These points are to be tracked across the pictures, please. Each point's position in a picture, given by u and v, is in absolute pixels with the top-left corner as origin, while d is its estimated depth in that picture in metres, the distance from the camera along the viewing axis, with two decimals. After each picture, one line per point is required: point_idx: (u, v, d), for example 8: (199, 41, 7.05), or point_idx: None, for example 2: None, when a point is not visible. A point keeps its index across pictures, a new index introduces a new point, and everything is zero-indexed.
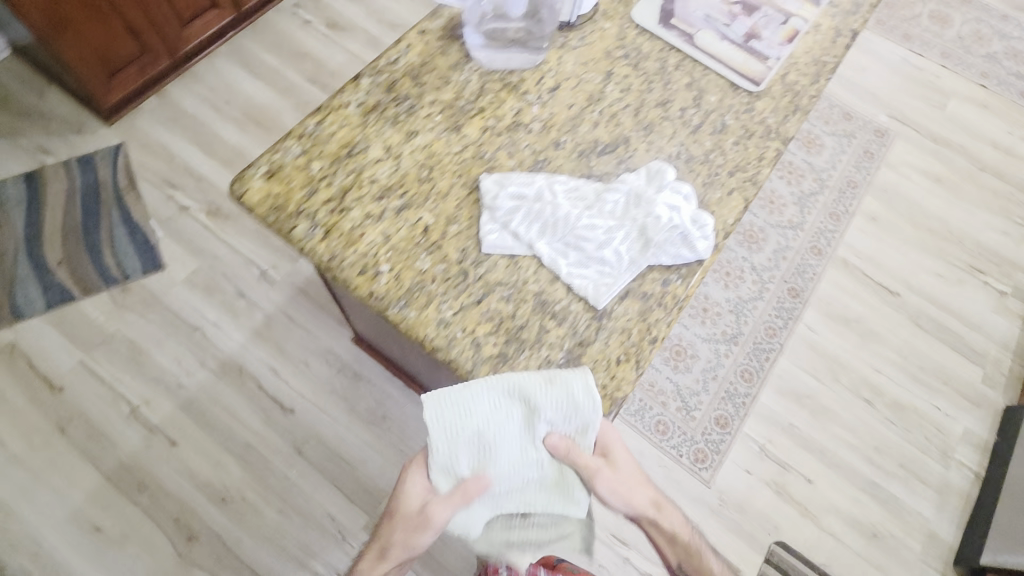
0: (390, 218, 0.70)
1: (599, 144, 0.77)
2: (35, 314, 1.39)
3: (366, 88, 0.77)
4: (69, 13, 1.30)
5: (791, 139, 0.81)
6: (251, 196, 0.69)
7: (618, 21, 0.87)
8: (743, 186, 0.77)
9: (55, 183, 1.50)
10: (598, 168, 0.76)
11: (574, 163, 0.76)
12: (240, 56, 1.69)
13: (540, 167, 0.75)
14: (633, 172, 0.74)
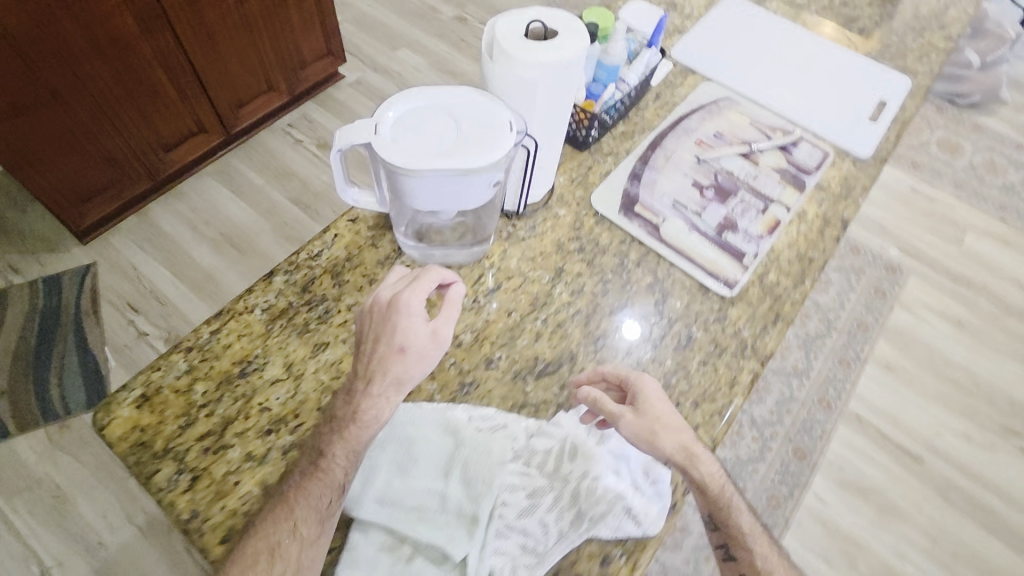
0: (275, 460, 0.58)
1: (539, 362, 0.66)
2: None
3: (277, 288, 0.68)
4: (40, 149, 1.28)
5: (770, 359, 0.69)
6: (115, 428, 0.58)
7: (576, 208, 0.79)
8: (709, 422, 0.64)
9: (16, 304, 1.44)
10: (535, 395, 0.64)
11: (506, 388, 0.64)
12: (226, 175, 1.67)
13: (465, 391, 0.64)
14: (573, 410, 0.62)
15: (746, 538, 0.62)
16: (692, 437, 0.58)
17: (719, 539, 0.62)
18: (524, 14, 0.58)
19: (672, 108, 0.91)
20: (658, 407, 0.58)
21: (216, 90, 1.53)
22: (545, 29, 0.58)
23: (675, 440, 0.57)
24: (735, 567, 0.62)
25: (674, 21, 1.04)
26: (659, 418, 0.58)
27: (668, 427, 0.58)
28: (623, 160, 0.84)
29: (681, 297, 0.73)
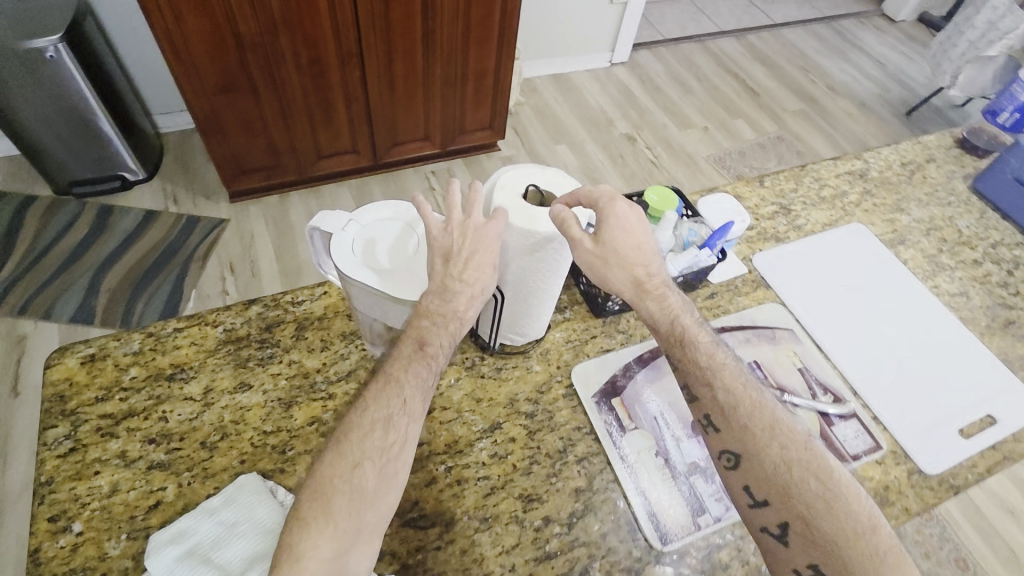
0: (136, 469, 0.60)
1: (415, 509, 0.61)
2: (58, 321, 1.48)
3: (247, 317, 0.73)
4: (225, 123, 1.58)
5: None
6: (53, 372, 0.65)
7: (553, 370, 0.74)
8: None
9: (158, 228, 1.72)
10: (388, 541, 0.59)
11: None
12: (360, 194, 1.91)
13: None
14: None
15: (755, 441, 0.61)
16: (644, 272, 0.64)
17: (729, 453, 0.62)
18: (528, 173, 0.58)
19: (718, 314, 0.82)
20: (618, 240, 0.62)
21: (379, 125, 1.81)
22: (542, 195, 0.58)
23: (622, 273, 0.63)
24: (753, 488, 0.60)
25: (776, 227, 0.95)
26: (614, 258, 0.62)
27: (632, 272, 0.64)
28: (632, 344, 0.78)
29: (603, 520, 0.63)
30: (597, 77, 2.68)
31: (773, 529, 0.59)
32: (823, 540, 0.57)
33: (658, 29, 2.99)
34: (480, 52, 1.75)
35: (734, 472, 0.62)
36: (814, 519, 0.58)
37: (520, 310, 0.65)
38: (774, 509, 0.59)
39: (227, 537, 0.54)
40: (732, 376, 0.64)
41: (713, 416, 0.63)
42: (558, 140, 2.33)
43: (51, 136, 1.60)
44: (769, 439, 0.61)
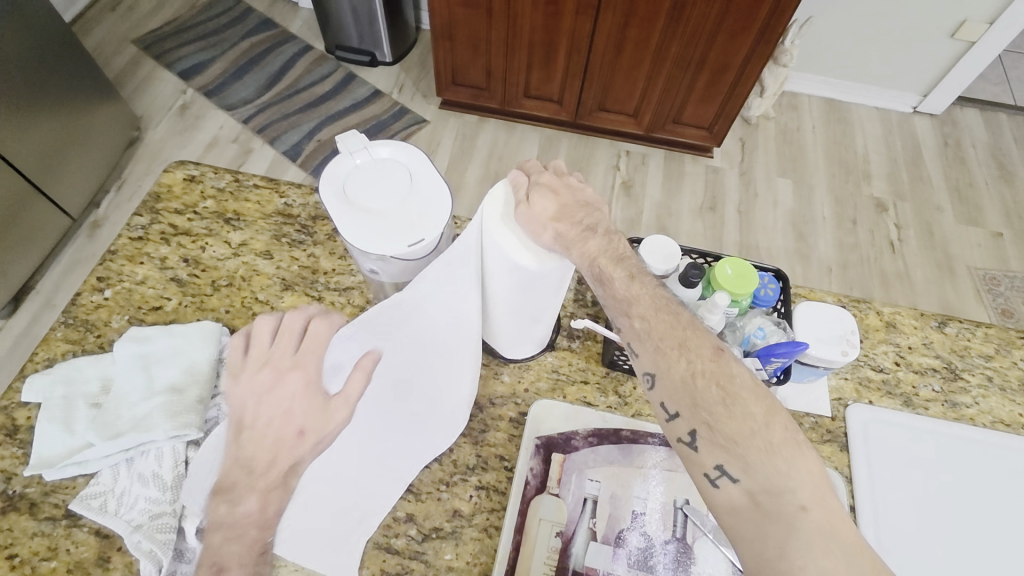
0: (164, 275, 0.73)
1: None
2: (278, 149, 1.84)
3: (307, 201, 0.80)
4: (455, 33, 1.69)
5: None
6: (165, 177, 0.81)
7: (518, 388, 0.67)
8: None
9: (377, 107, 1.97)
10: None
11: None
12: (547, 144, 1.91)
13: None
14: None
15: (719, 389, 0.49)
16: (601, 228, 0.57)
17: (686, 422, 0.49)
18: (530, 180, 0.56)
19: None
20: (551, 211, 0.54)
21: (593, 83, 1.74)
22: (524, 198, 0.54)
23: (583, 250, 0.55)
24: (712, 458, 0.48)
25: (918, 388, 0.69)
26: (542, 212, 0.53)
27: (560, 221, 0.54)
28: (619, 414, 0.66)
29: (458, 554, 0.58)
30: (884, 120, 2.17)
31: (710, 471, 0.47)
32: (763, 472, 0.46)
33: (1014, 88, 2.26)
34: (730, 44, 1.54)
35: (676, 422, 0.50)
36: (753, 455, 0.46)
37: (518, 320, 0.59)
38: (713, 450, 0.48)
39: (166, 360, 0.63)
40: (673, 324, 0.52)
41: (651, 365, 0.52)
42: (788, 171, 1.98)
43: (344, 5, 1.90)
44: (709, 384, 0.49)
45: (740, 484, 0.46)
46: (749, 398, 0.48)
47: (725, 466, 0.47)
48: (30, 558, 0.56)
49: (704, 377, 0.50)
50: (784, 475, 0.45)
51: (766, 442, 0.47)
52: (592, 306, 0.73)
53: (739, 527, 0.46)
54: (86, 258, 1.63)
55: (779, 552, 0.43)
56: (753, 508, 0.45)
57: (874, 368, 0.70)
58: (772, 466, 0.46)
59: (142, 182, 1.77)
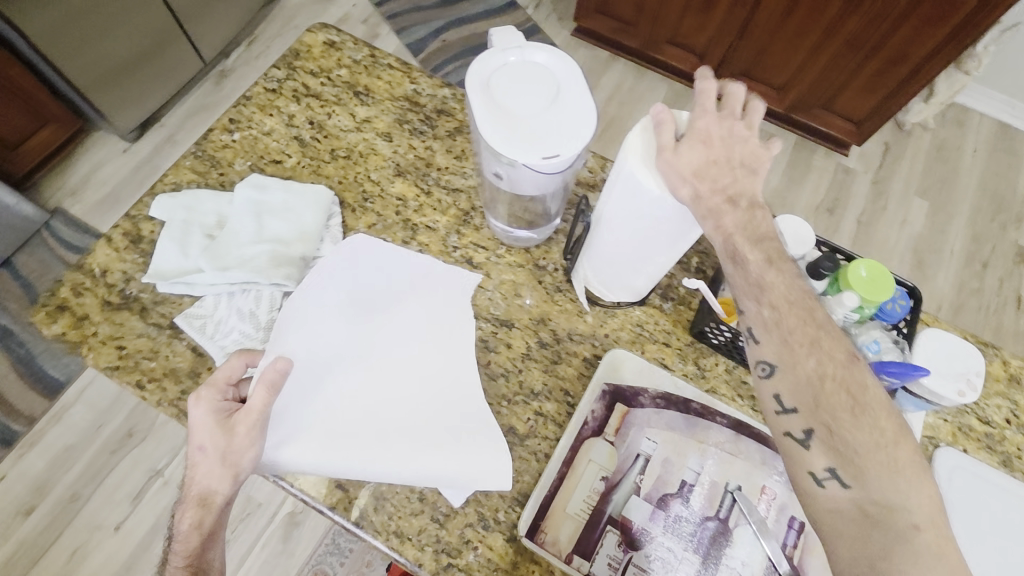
0: (289, 132, 0.75)
1: None
2: (403, 40, 1.85)
3: (435, 94, 0.79)
4: None
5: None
6: (306, 37, 0.81)
7: (598, 331, 0.66)
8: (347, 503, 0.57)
9: (508, 19, 1.93)
10: None
11: None
12: (671, 98, 1.80)
13: None
14: None
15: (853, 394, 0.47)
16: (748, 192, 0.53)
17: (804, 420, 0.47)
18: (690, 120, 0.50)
19: None
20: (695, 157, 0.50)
21: (743, 43, 1.59)
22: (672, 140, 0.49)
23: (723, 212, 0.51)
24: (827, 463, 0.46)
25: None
26: (687, 164, 0.49)
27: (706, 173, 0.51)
28: (693, 385, 0.64)
29: None
30: None
31: (818, 471, 0.46)
32: (872, 481, 0.44)
33: None
34: (918, 32, 1.35)
35: (790, 417, 0.48)
36: (873, 468, 0.45)
37: (630, 262, 0.57)
38: (826, 452, 0.46)
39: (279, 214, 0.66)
40: (810, 317, 0.49)
41: (775, 355, 0.49)
42: (927, 191, 1.78)
43: None
44: (839, 389, 0.47)
45: (850, 492, 0.45)
46: (881, 410, 0.46)
47: (838, 470, 0.45)
48: (135, 354, 0.61)
49: (834, 378, 0.47)
50: (901, 494, 0.44)
51: (889, 458, 0.45)
52: (694, 272, 0.69)
53: (840, 531, 0.45)
54: (208, 106, 1.72)
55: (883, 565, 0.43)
56: (859, 517, 0.44)
57: (980, 418, 0.64)
58: (890, 482, 0.44)
59: (271, 43, 1.82)
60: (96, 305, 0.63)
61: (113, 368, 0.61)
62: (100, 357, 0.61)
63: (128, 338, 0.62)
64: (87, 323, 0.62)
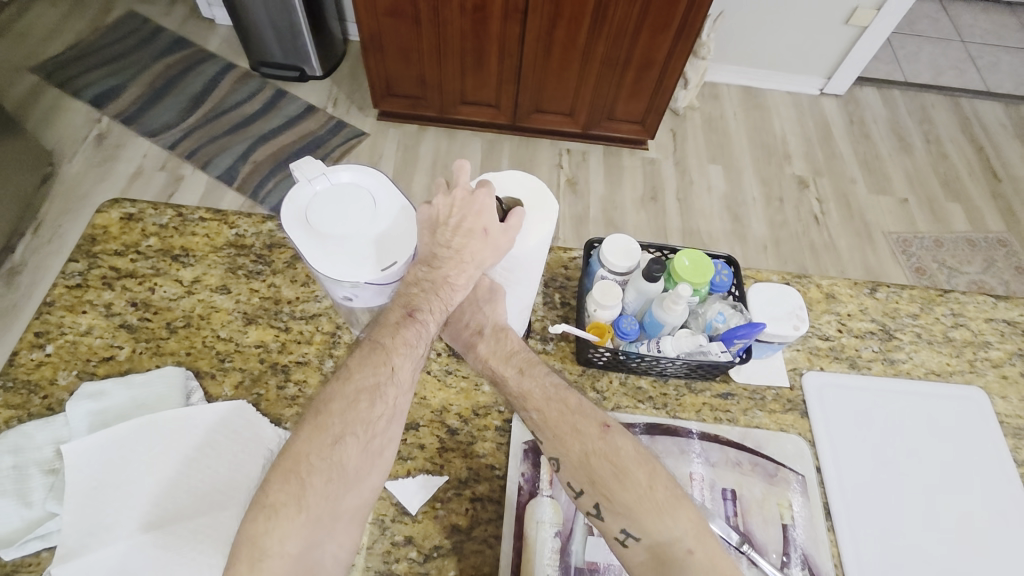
0: (111, 322, 0.69)
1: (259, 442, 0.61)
2: (209, 173, 1.79)
3: (260, 230, 0.77)
4: (384, 40, 1.69)
5: None
6: (99, 217, 0.76)
7: (500, 396, 0.68)
8: None
9: (310, 122, 1.95)
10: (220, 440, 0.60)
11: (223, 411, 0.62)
12: (489, 147, 1.93)
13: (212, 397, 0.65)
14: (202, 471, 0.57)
15: (561, 454, 0.57)
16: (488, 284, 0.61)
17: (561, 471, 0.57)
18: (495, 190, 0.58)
19: (720, 420, 0.69)
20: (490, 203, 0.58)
21: (527, 86, 1.78)
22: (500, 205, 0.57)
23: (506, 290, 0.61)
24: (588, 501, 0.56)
25: (860, 350, 0.75)
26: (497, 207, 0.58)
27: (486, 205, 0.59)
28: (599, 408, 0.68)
29: (461, 569, 0.58)
30: (796, 103, 2.33)
31: (619, 534, 0.54)
32: (619, 503, 0.55)
33: (903, 67, 2.50)
34: (654, 40, 1.61)
35: (582, 497, 0.56)
36: (620, 496, 0.55)
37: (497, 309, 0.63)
38: (616, 516, 0.55)
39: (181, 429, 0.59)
40: (563, 409, 0.59)
41: (553, 452, 0.58)
42: (718, 158, 2.09)
43: (262, 19, 1.87)
44: (601, 460, 0.56)
45: (642, 540, 0.54)
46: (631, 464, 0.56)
47: (628, 528, 0.54)
48: None
49: (596, 455, 0.56)
50: (646, 510, 0.54)
51: (634, 489, 0.55)
52: (561, 308, 0.75)
53: (641, 519, 0.54)
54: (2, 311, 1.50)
55: (661, 522, 0.54)
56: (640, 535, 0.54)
57: (821, 337, 0.76)
58: (640, 504, 0.54)
59: (58, 221, 1.65)
60: None
61: None
62: None
63: None
64: None
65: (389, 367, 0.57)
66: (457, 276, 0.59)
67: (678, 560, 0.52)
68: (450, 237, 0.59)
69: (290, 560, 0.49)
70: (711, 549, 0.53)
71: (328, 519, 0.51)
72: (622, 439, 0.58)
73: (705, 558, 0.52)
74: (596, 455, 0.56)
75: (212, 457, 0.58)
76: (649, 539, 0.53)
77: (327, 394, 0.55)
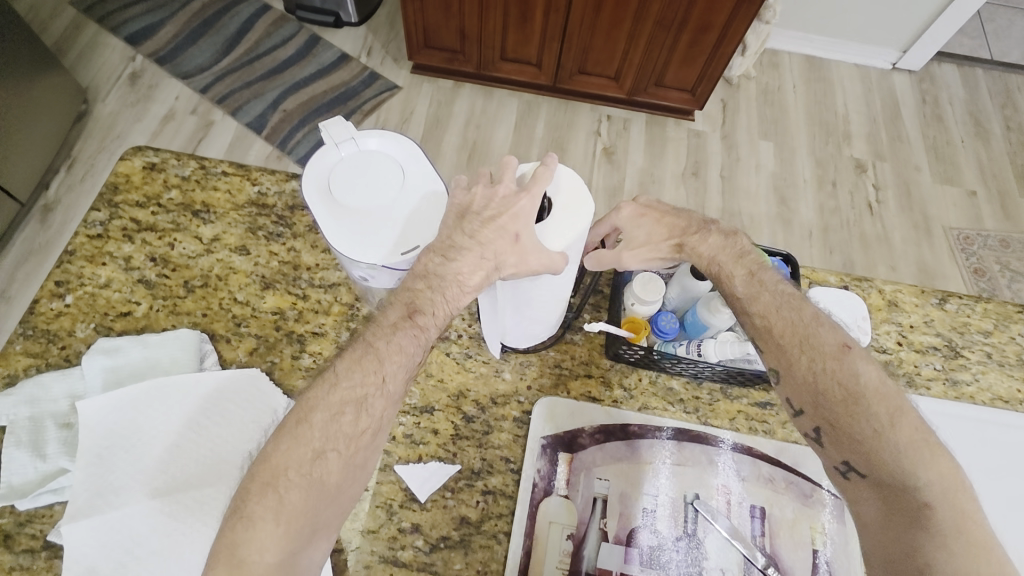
0: (130, 277, 0.67)
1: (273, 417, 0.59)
2: (242, 120, 1.76)
3: (282, 189, 0.74)
4: None
5: None
6: (120, 165, 0.74)
7: (521, 385, 0.64)
8: None
9: (345, 72, 1.89)
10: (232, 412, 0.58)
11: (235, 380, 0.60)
12: (528, 109, 1.85)
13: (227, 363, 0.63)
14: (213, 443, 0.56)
15: (795, 376, 0.55)
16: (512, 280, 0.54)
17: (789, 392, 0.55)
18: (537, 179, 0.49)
19: (755, 430, 0.64)
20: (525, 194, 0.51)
21: (573, 45, 1.67)
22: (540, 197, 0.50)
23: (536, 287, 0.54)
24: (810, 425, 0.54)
25: (919, 367, 0.68)
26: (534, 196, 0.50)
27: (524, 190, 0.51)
28: (626, 408, 0.64)
29: (468, 562, 0.56)
30: (864, 78, 2.14)
31: (839, 465, 0.52)
32: (850, 437, 0.52)
33: (990, 43, 2.26)
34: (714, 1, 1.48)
35: (802, 417, 0.55)
36: (854, 433, 0.51)
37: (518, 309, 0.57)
38: (840, 448, 0.52)
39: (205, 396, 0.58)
40: (795, 322, 0.56)
41: (774, 365, 0.56)
42: (771, 134, 1.95)
43: None
44: (832, 386, 0.53)
45: (869, 479, 0.50)
46: (868, 394, 0.52)
47: (852, 461, 0.51)
48: None
49: (827, 376, 0.54)
50: (892, 457, 0.50)
51: (876, 429, 0.51)
52: (594, 295, 0.69)
53: (871, 457, 0.50)
54: (39, 247, 1.53)
55: (901, 470, 0.49)
56: (870, 482, 0.50)
57: (876, 349, 0.69)
58: (880, 448, 0.50)
59: (94, 160, 1.66)
60: None
61: None
62: None
63: None
64: None
65: (380, 377, 0.52)
66: (470, 273, 0.52)
67: (919, 505, 0.48)
68: (476, 230, 0.52)
69: (268, 569, 0.46)
70: (956, 505, 0.47)
71: (307, 532, 0.48)
72: (861, 364, 0.54)
73: (949, 512, 0.47)
74: (826, 376, 0.53)
75: (227, 431, 0.57)
76: (879, 480, 0.50)
77: (311, 400, 0.52)
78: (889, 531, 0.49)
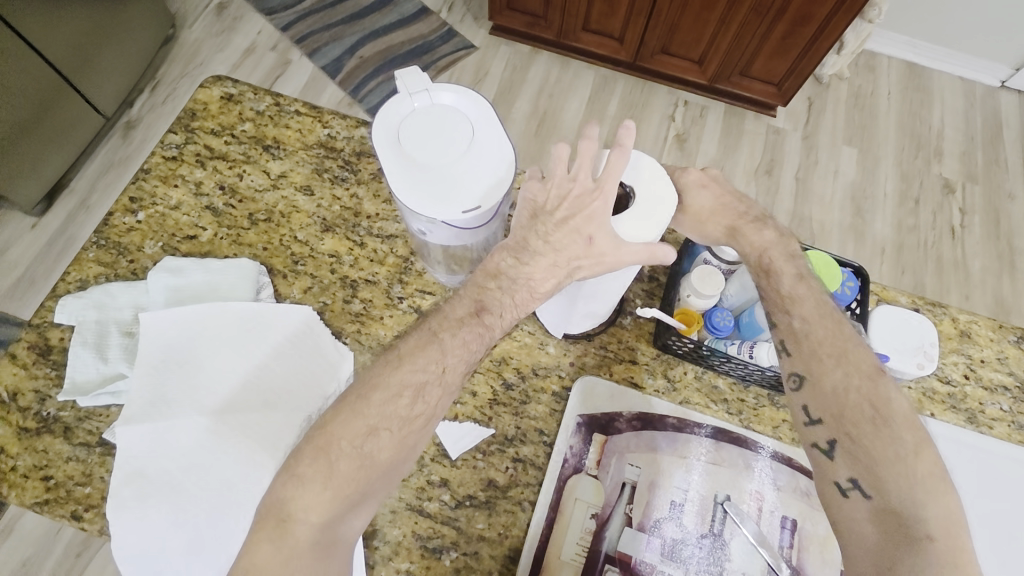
0: (199, 202, 0.69)
1: None
2: (315, 63, 1.78)
3: (352, 135, 0.74)
4: None
5: None
6: (201, 93, 0.75)
7: (563, 362, 0.64)
8: None
9: (421, 26, 1.87)
10: (285, 353, 0.59)
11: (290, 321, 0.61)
12: (601, 85, 1.79)
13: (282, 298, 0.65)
14: (263, 379, 0.57)
15: (826, 389, 0.52)
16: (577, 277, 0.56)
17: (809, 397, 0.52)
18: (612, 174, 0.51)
19: (799, 443, 0.61)
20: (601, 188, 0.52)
21: (657, 22, 1.59)
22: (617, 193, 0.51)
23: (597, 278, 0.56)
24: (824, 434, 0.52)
25: (987, 405, 0.64)
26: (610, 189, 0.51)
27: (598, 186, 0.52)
28: (667, 400, 0.62)
29: (490, 524, 0.57)
30: (968, 92, 1.98)
31: (842, 481, 0.50)
32: (867, 458, 0.49)
33: None
34: None
35: (815, 427, 0.52)
36: (877, 457, 0.49)
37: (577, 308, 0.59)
38: (850, 464, 0.50)
39: (265, 332, 0.60)
40: (836, 333, 0.53)
41: (803, 368, 0.53)
42: (854, 140, 1.84)
43: None
44: (861, 402, 0.51)
45: (872, 501, 0.49)
46: (900, 424, 0.50)
47: (859, 480, 0.49)
48: (66, 481, 0.56)
49: (856, 392, 0.51)
50: (914, 496, 0.48)
51: (906, 470, 0.49)
52: (649, 281, 0.67)
53: (887, 483, 0.48)
54: (116, 164, 1.60)
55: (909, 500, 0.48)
56: (877, 517, 0.48)
57: (942, 379, 0.65)
58: (904, 484, 0.48)
59: (173, 87, 1.71)
60: (10, 434, 0.57)
61: (44, 503, 0.55)
62: (26, 495, 0.55)
63: (54, 465, 0.56)
64: (4, 458, 0.56)
65: (440, 366, 0.54)
66: (543, 280, 0.55)
67: (921, 543, 0.46)
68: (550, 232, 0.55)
69: (313, 529, 0.48)
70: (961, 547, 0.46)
71: (352, 500, 0.50)
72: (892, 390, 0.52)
73: (949, 548, 0.45)
74: (857, 392, 0.51)
75: (277, 368, 0.58)
76: (882, 504, 0.48)
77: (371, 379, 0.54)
78: (890, 565, 0.46)
